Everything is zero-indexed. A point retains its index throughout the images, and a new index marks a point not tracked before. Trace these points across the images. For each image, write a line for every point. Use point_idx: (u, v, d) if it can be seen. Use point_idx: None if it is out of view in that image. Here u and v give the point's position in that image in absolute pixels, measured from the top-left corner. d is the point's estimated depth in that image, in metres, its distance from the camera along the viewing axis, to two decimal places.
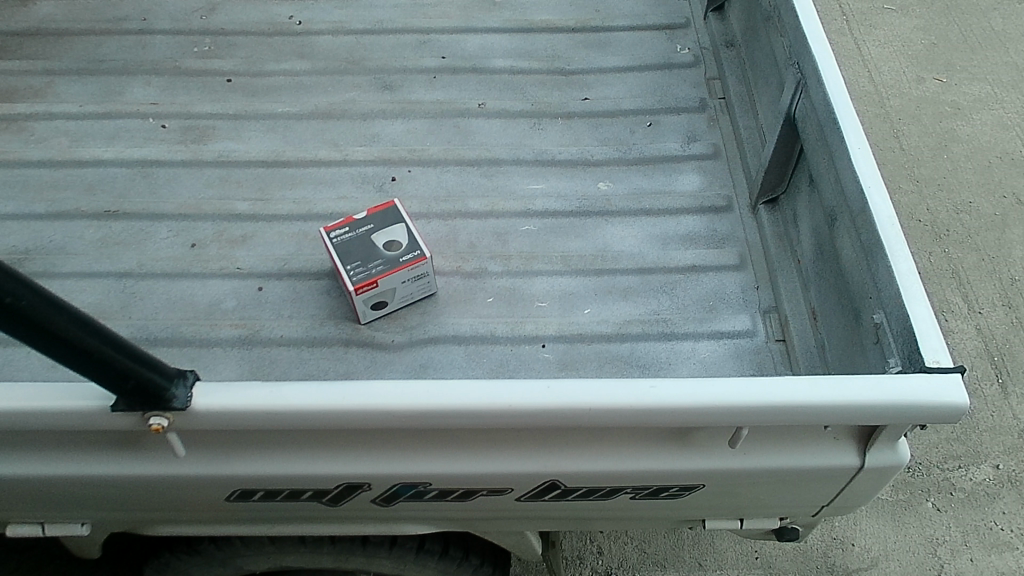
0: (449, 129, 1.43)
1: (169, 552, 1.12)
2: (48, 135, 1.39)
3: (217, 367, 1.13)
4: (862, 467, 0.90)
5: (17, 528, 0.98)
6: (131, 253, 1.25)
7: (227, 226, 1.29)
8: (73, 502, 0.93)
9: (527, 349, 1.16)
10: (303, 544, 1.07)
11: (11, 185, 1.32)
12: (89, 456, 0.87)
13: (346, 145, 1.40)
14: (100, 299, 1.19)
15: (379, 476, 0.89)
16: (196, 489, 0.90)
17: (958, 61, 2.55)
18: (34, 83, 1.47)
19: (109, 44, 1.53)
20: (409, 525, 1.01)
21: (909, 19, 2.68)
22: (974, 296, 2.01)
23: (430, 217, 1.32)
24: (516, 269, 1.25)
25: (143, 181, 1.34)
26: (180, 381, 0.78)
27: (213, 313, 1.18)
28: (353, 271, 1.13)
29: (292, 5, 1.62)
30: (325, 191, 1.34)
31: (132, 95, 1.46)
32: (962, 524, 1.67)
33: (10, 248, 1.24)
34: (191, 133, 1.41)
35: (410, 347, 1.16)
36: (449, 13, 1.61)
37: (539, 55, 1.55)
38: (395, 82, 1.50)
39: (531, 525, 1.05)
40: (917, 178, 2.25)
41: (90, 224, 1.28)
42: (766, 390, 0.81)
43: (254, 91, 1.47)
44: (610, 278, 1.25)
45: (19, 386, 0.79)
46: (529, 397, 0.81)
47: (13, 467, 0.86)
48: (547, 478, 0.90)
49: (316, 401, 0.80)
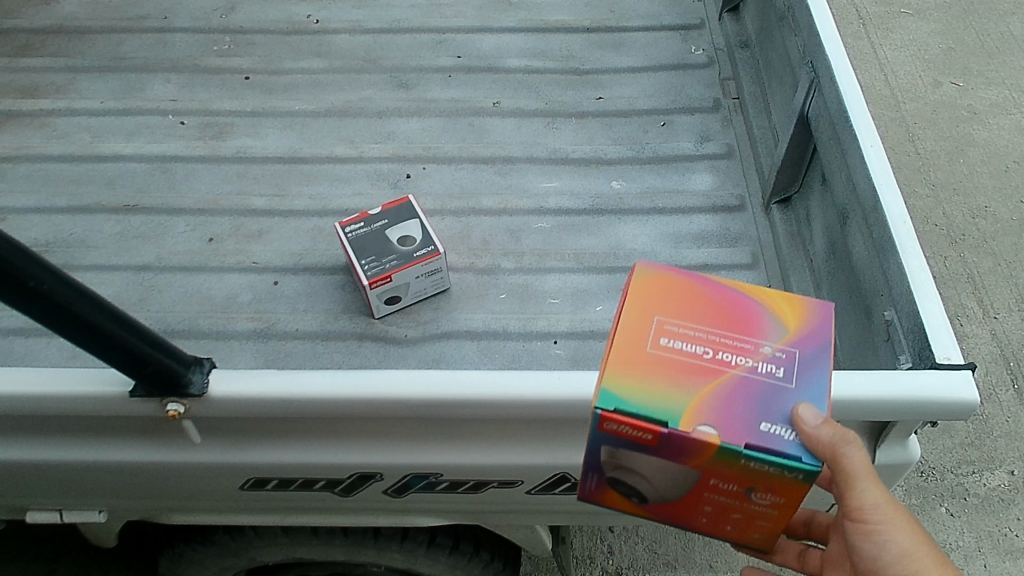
0: (464, 127, 1.45)
1: (183, 542, 1.13)
2: (69, 130, 1.42)
3: (233, 359, 1.14)
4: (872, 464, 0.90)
5: (36, 515, 0.99)
6: (151, 247, 1.27)
7: (244, 222, 1.31)
8: (91, 489, 0.94)
9: (539, 345, 1.17)
10: (316, 535, 1.08)
11: (34, 179, 1.34)
12: (108, 443, 0.88)
13: (362, 143, 1.42)
14: (119, 292, 1.21)
15: (391, 467, 0.90)
16: (212, 477, 0.91)
17: (975, 65, 2.54)
18: (56, 79, 1.50)
19: (130, 41, 1.56)
20: (421, 517, 1.02)
21: (926, 22, 2.67)
22: (989, 300, 2.00)
23: (444, 214, 1.33)
24: (528, 266, 1.26)
25: (162, 177, 1.37)
26: (197, 368, 0.80)
27: (229, 307, 1.20)
28: (367, 265, 1.14)
29: (310, 5, 1.64)
30: (341, 188, 1.36)
31: (152, 92, 1.48)
32: (976, 529, 1.66)
33: (32, 240, 1.27)
34: (210, 129, 1.43)
35: (422, 341, 1.17)
36: (465, 13, 1.63)
37: (554, 54, 1.56)
38: (411, 80, 1.51)
39: (542, 519, 1.05)
40: (933, 182, 2.24)
41: (110, 218, 1.30)
42: None
43: (272, 89, 1.49)
44: (623, 275, 1.25)
45: (42, 372, 0.81)
46: (540, 389, 0.82)
47: (34, 452, 0.88)
48: (557, 471, 0.91)
49: (330, 391, 0.81)
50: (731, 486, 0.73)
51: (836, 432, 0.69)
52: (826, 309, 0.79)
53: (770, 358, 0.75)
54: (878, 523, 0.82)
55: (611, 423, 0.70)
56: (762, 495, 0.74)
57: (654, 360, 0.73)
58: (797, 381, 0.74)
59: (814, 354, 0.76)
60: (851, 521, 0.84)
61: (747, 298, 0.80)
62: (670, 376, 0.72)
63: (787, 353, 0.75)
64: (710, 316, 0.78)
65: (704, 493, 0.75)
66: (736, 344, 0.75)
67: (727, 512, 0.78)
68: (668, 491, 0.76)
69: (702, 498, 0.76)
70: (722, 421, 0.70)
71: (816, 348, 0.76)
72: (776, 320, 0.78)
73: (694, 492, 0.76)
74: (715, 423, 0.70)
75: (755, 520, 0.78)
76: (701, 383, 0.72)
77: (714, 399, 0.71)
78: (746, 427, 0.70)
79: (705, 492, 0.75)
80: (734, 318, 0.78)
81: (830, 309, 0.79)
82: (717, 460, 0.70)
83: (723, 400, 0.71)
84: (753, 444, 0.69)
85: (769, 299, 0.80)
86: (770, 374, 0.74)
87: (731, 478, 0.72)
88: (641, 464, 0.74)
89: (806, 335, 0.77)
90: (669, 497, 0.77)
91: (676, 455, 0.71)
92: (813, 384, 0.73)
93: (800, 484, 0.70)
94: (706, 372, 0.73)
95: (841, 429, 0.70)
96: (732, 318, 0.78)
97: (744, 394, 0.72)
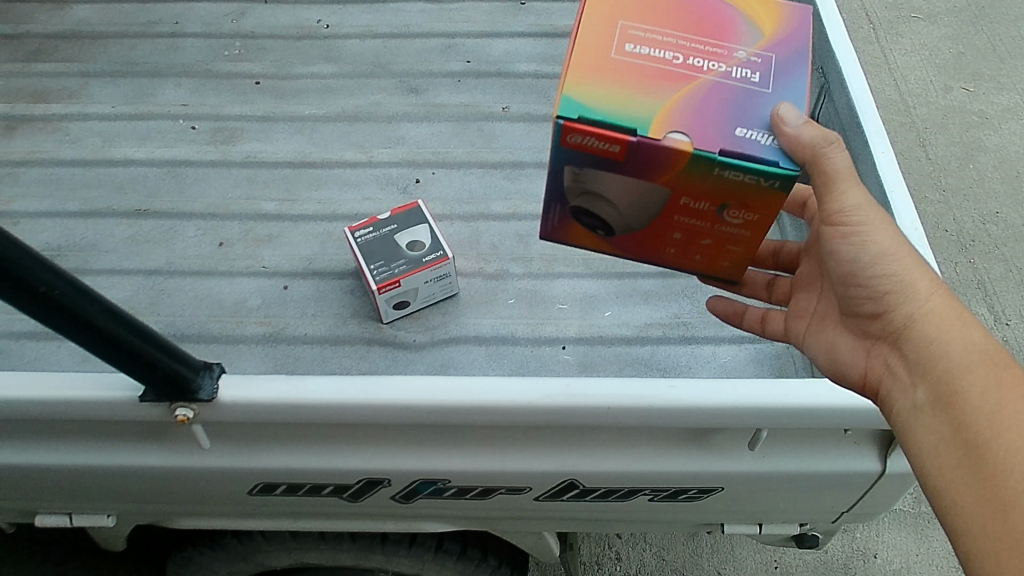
0: (474, 132, 1.45)
1: (191, 546, 1.13)
2: (81, 134, 1.43)
3: (241, 363, 1.14)
4: (883, 473, 0.90)
5: (45, 518, 0.99)
6: (161, 251, 1.27)
7: (254, 226, 1.31)
8: (100, 493, 0.94)
9: (548, 351, 1.16)
10: (323, 540, 1.08)
11: (46, 184, 1.35)
12: (117, 447, 0.88)
13: (371, 148, 1.42)
14: (129, 295, 1.22)
15: (399, 473, 0.89)
16: (221, 482, 0.91)
17: (986, 70, 2.53)
18: (68, 83, 1.51)
19: (142, 46, 1.57)
20: (429, 522, 1.02)
21: (937, 27, 2.65)
22: (1001, 307, 1.99)
23: (453, 219, 1.33)
24: (537, 271, 1.26)
25: (173, 180, 1.37)
26: (206, 373, 0.80)
27: (238, 311, 1.20)
28: (376, 270, 1.14)
29: (320, 10, 1.64)
30: (351, 192, 1.36)
31: (164, 97, 1.49)
32: None
33: (43, 244, 1.27)
34: (221, 134, 1.44)
35: (431, 347, 1.17)
36: (474, 18, 1.63)
37: (563, 59, 1.56)
38: (421, 85, 1.52)
39: (550, 526, 1.05)
40: (943, 187, 2.22)
41: (121, 222, 1.31)
42: (786, 394, 0.82)
43: (282, 94, 1.50)
44: (630, 281, 1.25)
45: (53, 378, 0.81)
46: (549, 394, 0.81)
47: (44, 456, 0.88)
48: (566, 477, 0.91)
49: (338, 397, 0.81)
50: (705, 204, 0.88)
51: (815, 131, 0.81)
52: (804, 21, 0.91)
53: (749, 65, 0.88)
54: (860, 224, 0.91)
55: (577, 136, 0.82)
56: (736, 211, 0.88)
57: (645, 68, 0.86)
58: (771, 86, 0.86)
59: (787, 56, 0.89)
60: (836, 230, 0.93)
61: (732, 16, 0.92)
62: (643, 83, 0.85)
63: (762, 59, 0.88)
64: (695, 29, 0.90)
65: (681, 209, 0.90)
66: (718, 54, 0.88)
67: (695, 233, 0.94)
68: (630, 208, 0.92)
69: (673, 217, 0.91)
70: (697, 124, 0.82)
71: (790, 52, 0.89)
72: (756, 33, 0.90)
73: (671, 210, 0.90)
74: (692, 130, 0.82)
75: (725, 237, 0.94)
76: (676, 87, 0.85)
77: (688, 101, 0.84)
78: (725, 130, 0.83)
79: (683, 208, 0.89)
80: (709, 29, 0.90)
81: (806, 17, 0.91)
82: (690, 168, 0.83)
83: (704, 106, 0.84)
84: (726, 151, 0.81)
85: (752, 14, 0.92)
86: (748, 80, 0.87)
87: (707, 193, 0.86)
88: (605, 180, 0.88)
89: (779, 41, 0.90)
90: (631, 211, 0.92)
91: (652, 165, 0.84)
92: (788, 89, 0.86)
93: (775, 190, 0.84)
94: (691, 77, 0.86)
95: (821, 130, 0.82)
96: (718, 31, 0.90)
97: (726, 101, 0.85)
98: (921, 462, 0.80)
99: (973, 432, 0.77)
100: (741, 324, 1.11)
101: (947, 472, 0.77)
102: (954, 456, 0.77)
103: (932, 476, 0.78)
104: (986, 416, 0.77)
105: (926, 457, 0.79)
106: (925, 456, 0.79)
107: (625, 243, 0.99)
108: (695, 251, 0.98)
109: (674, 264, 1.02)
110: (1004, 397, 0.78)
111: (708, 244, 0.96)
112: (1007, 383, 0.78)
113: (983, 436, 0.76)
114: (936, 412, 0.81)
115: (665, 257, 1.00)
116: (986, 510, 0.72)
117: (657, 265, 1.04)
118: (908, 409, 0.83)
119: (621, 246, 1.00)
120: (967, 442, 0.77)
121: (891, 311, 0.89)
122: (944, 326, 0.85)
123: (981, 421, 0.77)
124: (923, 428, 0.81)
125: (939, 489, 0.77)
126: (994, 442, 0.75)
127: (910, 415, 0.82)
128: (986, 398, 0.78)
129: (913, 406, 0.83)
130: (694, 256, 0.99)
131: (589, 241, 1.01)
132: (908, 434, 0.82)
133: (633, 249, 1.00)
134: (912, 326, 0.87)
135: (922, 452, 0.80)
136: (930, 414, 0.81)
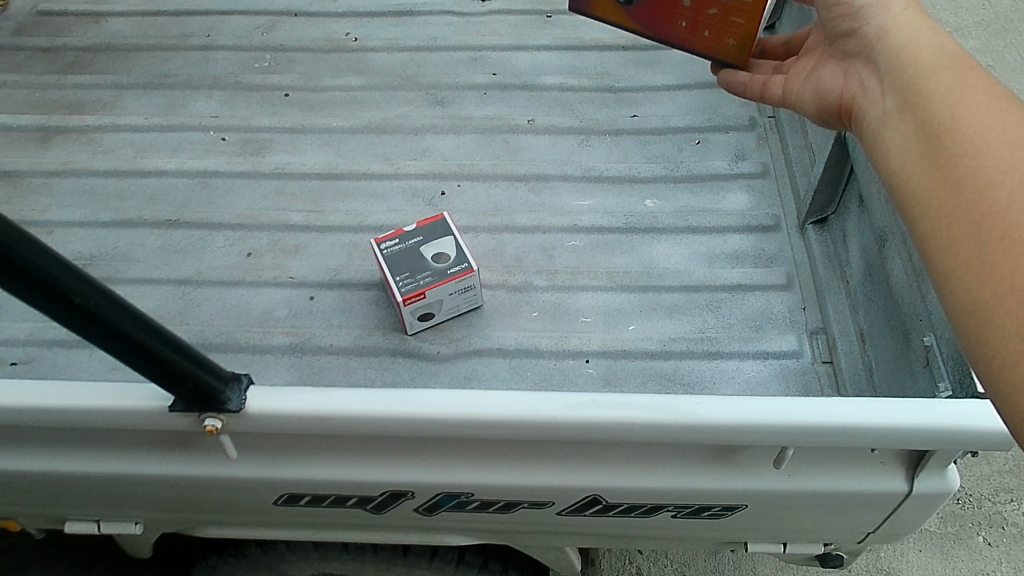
0: (499, 144, 1.45)
1: (216, 555, 1.15)
2: (114, 145, 1.45)
3: (268, 373, 1.15)
4: (910, 494, 0.89)
5: (74, 525, 1.01)
6: (190, 261, 1.29)
7: (282, 237, 1.32)
8: (128, 502, 0.96)
9: (572, 364, 1.16)
10: (347, 550, 1.09)
11: (79, 194, 1.37)
12: (147, 456, 0.89)
13: (397, 159, 1.43)
14: (159, 305, 1.23)
15: (425, 486, 0.90)
16: (246, 491, 0.92)
17: (1015, 84, 2.49)
18: (102, 95, 1.53)
19: (175, 58, 1.59)
20: (450, 535, 1.02)
21: (965, 40, 2.63)
22: None
23: (478, 231, 1.33)
24: (561, 284, 1.26)
25: (203, 191, 1.39)
26: (235, 385, 0.81)
27: (266, 321, 1.21)
28: (402, 282, 1.15)
29: (349, 23, 1.66)
30: (377, 204, 1.37)
31: (195, 109, 1.51)
32: (1014, 559, 1.62)
33: (76, 254, 1.29)
34: (251, 145, 1.45)
35: (455, 358, 1.17)
36: (501, 31, 1.64)
37: (588, 72, 1.57)
38: (447, 97, 1.52)
39: (572, 541, 1.05)
40: None
41: (151, 232, 1.33)
42: (813, 412, 0.81)
43: (311, 106, 1.51)
44: (654, 294, 1.24)
45: (87, 387, 0.82)
46: (573, 409, 0.81)
47: (74, 465, 0.89)
48: (589, 493, 0.91)
49: (365, 409, 0.81)
50: None
51: None
52: None
53: None
54: None
55: None
56: None
57: None
58: None
59: None
60: None
61: None
62: None
63: None
64: None
65: None
66: None
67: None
68: None
69: None
70: None
71: None
72: None
73: None
74: None
75: (729, 4, 1.09)
76: None
77: None
78: None
79: None
80: None
81: None
82: None
83: None
84: None
85: None
86: None
87: None
88: None
89: None
90: None
91: None
92: None
93: None
94: None
95: None
96: None
97: None
98: (888, 165, 0.77)
99: (931, 120, 0.74)
100: (750, 96, 1.18)
101: (909, 165, 0.74)
102: (918, 157, 0.73)
103: (894, 173, 0.76)
104: (946, 104, 0.74)
105: (893, 161, 0.76)
106: (893, 161, 0.76)
107: (642, 12, 1.17)
108: (702, 24, 1.14)
109: (685, 41, 1.18)
110: (966, 88, 0.74)
111: (715, 15, 1.12)
112: (969, 75, 0.75)
113: (944, 126, 0.72)
114: (901, 113, 0.79)
115: (676, 31, 1.17)
116: (943, 189, 0.69)
117: (672, 45, 1.20)
118: (878, 118, 0.82)
119: (638, 15, 1.18)
120: (928, 134, 0.73)
121: (863, 31, 0.91)
122: (912, 33, 0.85)
123: (940, 111, 0.74)
124: (893, 136, 0.78)
125: (902, 185, 0.74)
126: (954, 128, 0.71)
127: (881, 122, 0.81)
128: (946, 89, 0.75)
129: (884, 113, 0.82)
130: (702, 30, 1.15)
131: (612, 11, 1.20)
132: (879, 140, 0.80)
133: (648, 20, 1.18)
134: (878, 39, 0.88)
135: (889, 156, 0.77)
136: (896, 117, 0.79)
